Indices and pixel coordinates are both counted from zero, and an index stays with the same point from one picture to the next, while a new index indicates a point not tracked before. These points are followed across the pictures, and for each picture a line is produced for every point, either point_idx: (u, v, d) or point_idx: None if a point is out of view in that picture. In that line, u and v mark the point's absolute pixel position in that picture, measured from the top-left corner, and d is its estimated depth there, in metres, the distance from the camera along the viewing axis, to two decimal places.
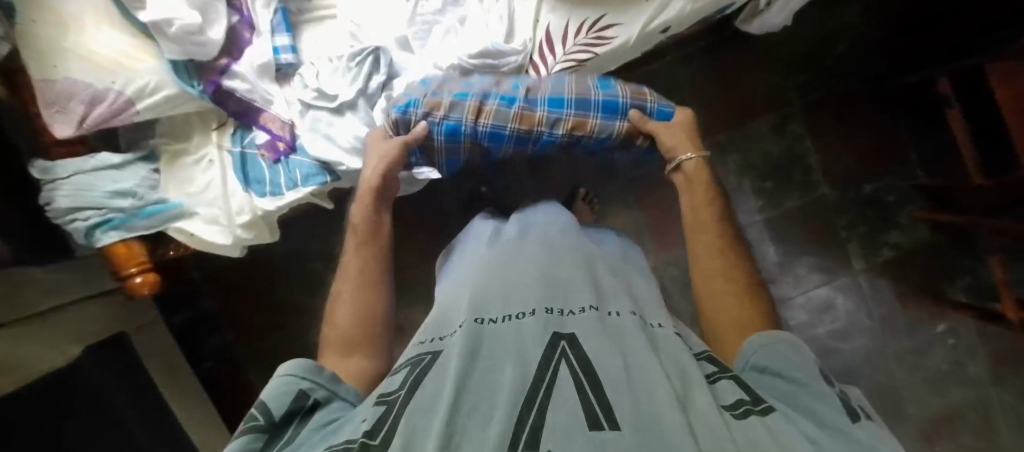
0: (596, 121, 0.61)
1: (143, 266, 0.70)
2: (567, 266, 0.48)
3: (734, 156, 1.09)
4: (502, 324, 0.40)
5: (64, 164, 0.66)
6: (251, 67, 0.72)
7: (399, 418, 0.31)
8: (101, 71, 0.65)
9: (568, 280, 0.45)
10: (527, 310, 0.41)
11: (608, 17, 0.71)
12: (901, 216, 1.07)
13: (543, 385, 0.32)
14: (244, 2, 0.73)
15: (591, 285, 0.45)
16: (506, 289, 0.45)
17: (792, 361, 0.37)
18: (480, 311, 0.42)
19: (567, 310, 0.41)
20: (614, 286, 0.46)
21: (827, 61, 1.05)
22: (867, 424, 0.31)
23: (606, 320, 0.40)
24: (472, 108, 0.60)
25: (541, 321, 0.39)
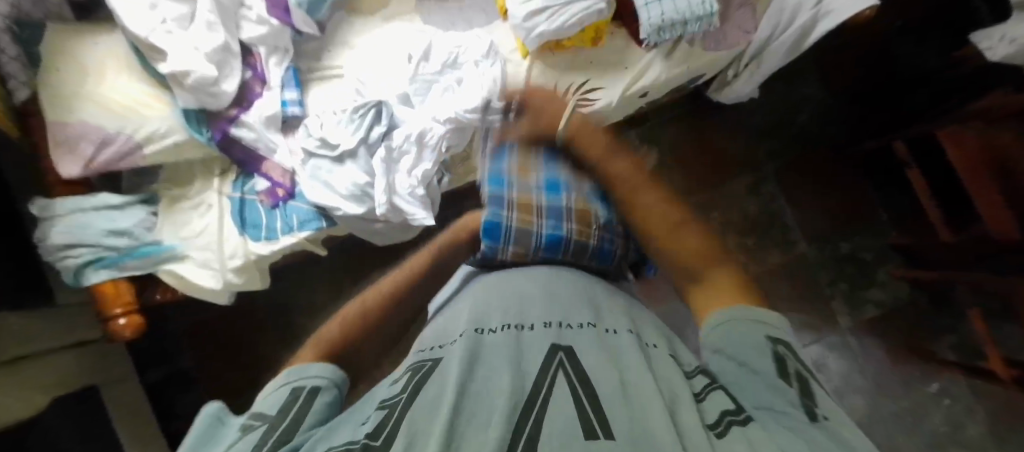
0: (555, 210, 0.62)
1: (130, 307, 0.69)
2: (566, 288, 0.49)
3: (716, 215, 1.14)
4: (501, 332, 0.40)
5: (65, 203, 0.68)
6: (258, 117, 0.75)
7: (401, 419, 0.30)
8: (113, 116, 0.68)
9: (567, 300, 0.46)
10: (527, 323, 0.41)
11: (592, 81, 0.80)
12: (880, 274, 1.11)
13: (541, 398, 0.31)
14: (258, 57, 0.79)
15: (584, 304, 0.46)
16: (508, 303, 0.45)
17: (757, 350, 0.35)
18: (481, 323, 0.42)
19: (567, 323, 0.41)
20: (610, 307, 0.47)
21: (794, 129, 1.14)
22: (828, 422, 0.29)
23: (603, 338, 0.40)
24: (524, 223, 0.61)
25: (540, 335, 0.39)
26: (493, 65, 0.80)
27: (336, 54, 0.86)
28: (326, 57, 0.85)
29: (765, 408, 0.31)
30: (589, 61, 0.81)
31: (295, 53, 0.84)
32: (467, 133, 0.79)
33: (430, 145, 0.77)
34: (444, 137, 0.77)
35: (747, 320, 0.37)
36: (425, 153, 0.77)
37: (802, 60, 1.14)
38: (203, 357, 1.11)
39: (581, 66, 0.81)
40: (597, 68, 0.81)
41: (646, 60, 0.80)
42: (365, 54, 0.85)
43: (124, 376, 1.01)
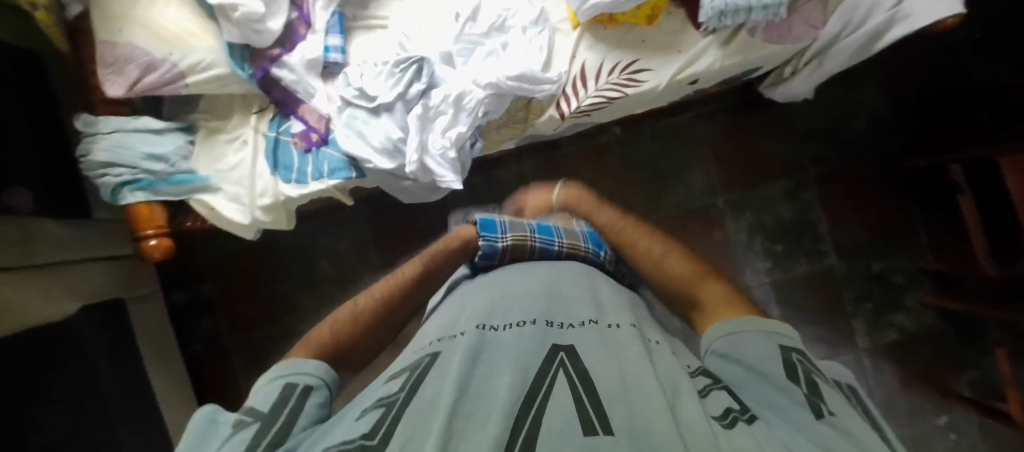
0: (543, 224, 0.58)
1: (161, 230, 0.72)
2: (570, 280, 0.49)
3: (746, 216, 1.10)
4: (503, 330, 0.41)
5: (109, 121, 0.69)
6: (301, 60, 0.75)
7: (399, 419, 0.31)
8: (160, 42, 0.68)
9: (570, 295, 0.46)
10: (529, 320, 0.42)
11: (641, 62, 0.77)
12: (908, 299, 1.07)
13: (541, 396, 0.32)
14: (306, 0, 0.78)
15: (586, 298, 0.46)
16: (510, 297, 0.46)
17: (757, 356, 0.36)
18: (483, 320, 0.43)
19: (567, 323, 0.42)
20: (614, 299, 0.47)
21: (844, 137, 1.09)
22: (831, 418, 0.30)
23: (605, 333, 0.40)
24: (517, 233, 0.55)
25: (540, 332, 0.40)
26: (542, 33, 0.78)
27: (383, 3, 0.84)
28: (373, 5, 0.83)
29: (776, 411, 0.32)
30: (640, 40, 0.77)
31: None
32: (506, 100, 0.77)
33: (467, 108, 0.75)
34: (483, 101, 0.75)
35: (752, 332, 0.38)
36: (461, 116, 0.75)
37: (867, 65, 1.06)
38: (225, 286, 1.15)
39: (632, 44, 0.77)
40: (647, 49, 0.77)
41: (701, 45, 0.76)
42: (412, 8, 0.83)
43: (150, 295, 1.06)
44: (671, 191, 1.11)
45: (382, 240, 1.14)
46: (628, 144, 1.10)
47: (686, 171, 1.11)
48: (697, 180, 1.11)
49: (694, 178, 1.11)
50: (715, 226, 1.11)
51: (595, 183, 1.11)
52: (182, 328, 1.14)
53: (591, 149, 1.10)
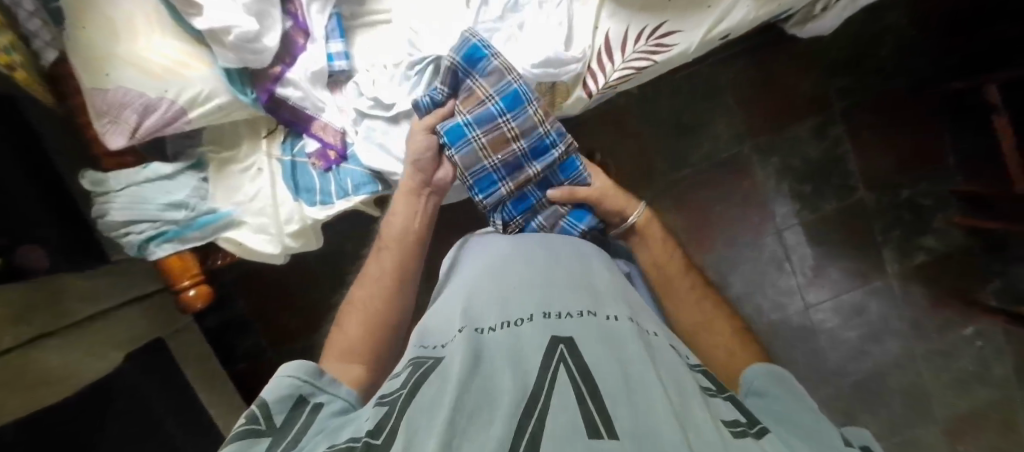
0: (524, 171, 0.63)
1: (197, 278, 0.68)
2: (564, 269, 0.52)
3: (774, 160, 1.08)
4: (500, 329, 0.43)
5: (116, 178, 0.63)
6: (304, 74, 0.68)
7: (401, 421, 0.33)
8: (153, 79, 0.62)
9: (565, 287, 0.48)
10: (526, 316, 0.44)
11: (669, 24, 0.71)
12: (936, 221, 1.09)
13: (544, 392, 0.33)
14: (297, 5, 0.67)
15: (584, 292, 0.48)
16: (506, 294, 0.48)
17: (789, 406, 0.40)
18: (478, 321, 0.45)
19: (564, 314, 0.44)
20: (611, 290, 0.49)
21: (871, 64, 1.03)
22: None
23: (603, 325, 0.42)
24: (500, 154, 0.63)
25: (540, 328, 0.41)
26: (559, 7, 0.72)
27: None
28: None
29: (785, 427, 0.37)
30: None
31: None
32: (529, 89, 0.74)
33: None
34: None
35: (778, 379, 0.44)
36: None
37: None
38: (258, 303, 1.14)
39: (657, 5, 0.71)
40: (676, 9, 0.71)
41: None
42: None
43: (187, 326, 1.05)
44: (695, 145, 1.08)
45: None
46: (648, 101, 1.06)
47: (709, 122, 1.07)
48: (721, 130, 1.07)
49: (718, 128, 1.07)
50: (742, 175, 1.09)
51: (617, 147, 1.07)
52: (224, 349, 1.14)
53: (610, 113, 1.06)
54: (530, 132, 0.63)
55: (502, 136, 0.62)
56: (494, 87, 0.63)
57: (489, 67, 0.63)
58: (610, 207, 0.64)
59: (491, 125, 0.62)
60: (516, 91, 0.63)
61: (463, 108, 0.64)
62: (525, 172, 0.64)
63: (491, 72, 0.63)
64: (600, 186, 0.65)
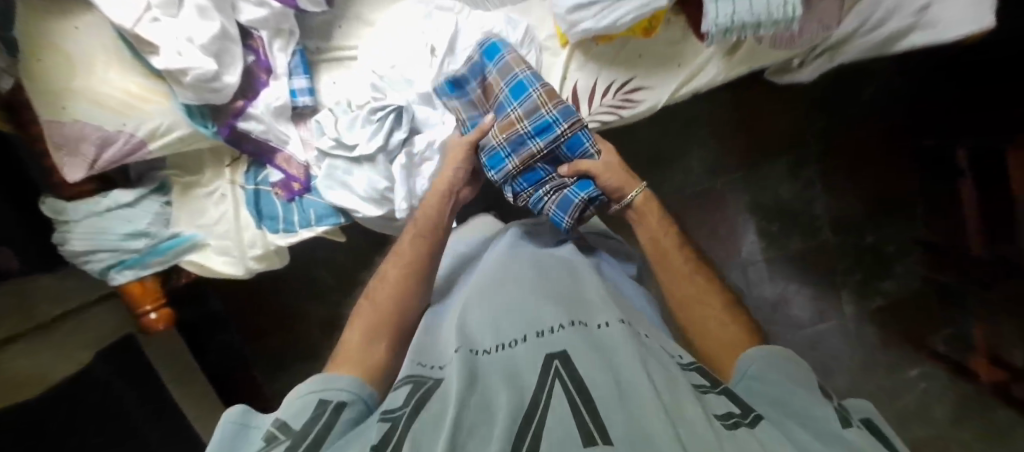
0: (531, 147, 0.64)
1: (158, 303, 0.71)
2: (554, 288, 0.52)
3: (745, 197, 1.09)
4: (496, 352, 0.43)
5: (77, 208, 0.64)
6: (267, 109, 0.68)
7: (404, 435, 0.33)
8: (111, 113, 0.62)
9: (555, 302, 0.49)
10: (520, 337, 0.44)
11: (637, 80, 0.71)
12: (896, 266, 1.11)
13: (539, 408, 0.34)
14: (261, 42, 0.67)
15: (571, 305, 0.49)
16: (500, 315, 0.49)
17: (786, 389, 0.40)
18: (473, 343, 0.45)
19: (552, 328, 0.44)
20: (598, 300, 0.50)
21: (850, 109, 1.04)
22: (857, 430, 0.34)
23: (594, 336, 0.43)
24: (507, 132, 0.64)
25: (534, 346, 0.42)
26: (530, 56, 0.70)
27: (349, 31, 0.74)
28: (338, 34, 0.74)
29: (784, 411, 0.38)
30: (638, 54, 0.70)
31: (301, 29, 0.72)
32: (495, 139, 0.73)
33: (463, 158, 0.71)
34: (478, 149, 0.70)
35: (780, 357, 0.44)
36: None
37: None
38: (232, 299, 1.17)
39: (627, 61, 0.70)
40: (646, 64, 0.71)
41: (704, 56, 0.70)
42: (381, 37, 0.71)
43: None
44: (668, 177, 1.08)
45: (380, 246, 1.14)
46: (624, 132, 1.06)
47: (683, 156, 1.07)
48: (695, 164, 1.07)
49: (692, 162, 1.07)
50: (712, 210, 1.10)
51: None
52: None
53: None
54: (534, 112, 0.64)
55: (510, 120, 0.64)
56: (505, 80, 0.65)
57: (503, 59, 0.65)
58: (617, 185, 0.65)
59: (501, 114, 0.65)
60: (522, 81, 0.64)
61: (482, 102, 0.67)
62: (532, 148, 0.64)
63: (503, 64, 0.65)
64: (607, 162, 0.65)
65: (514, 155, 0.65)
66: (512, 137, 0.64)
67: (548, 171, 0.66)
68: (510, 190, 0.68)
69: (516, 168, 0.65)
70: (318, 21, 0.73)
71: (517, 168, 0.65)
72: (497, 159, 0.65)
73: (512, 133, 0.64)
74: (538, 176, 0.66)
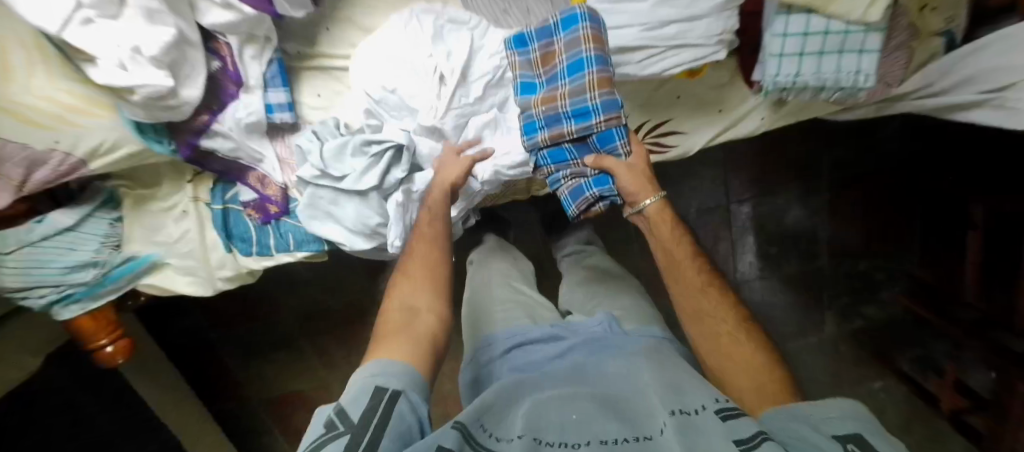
0: (566, 127, 0.53)
1: (116, 335, 0.64)
2: (619, 392, 0.45)
3: (750, 219, 1.05)
4: (560, 448, 0.36)
5: (6, 238, 0.53)
6: (236, 126, 0.56)
7: None
8: (37, 128, 0.49)
9: (620, 406, 0.42)
10: (584, 439, 0.37)
11: (671, 123, 0.63)
12: (882, 294, 1.13)
13: None
14: (228, 48, 0.55)
15: (626, 403, 0.42)
16: (559, 409, 0.41)
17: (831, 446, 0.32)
18: (536, 432, 0.38)
19: (618, 436, 0.37)
20: (648, 390, 0.43)
21: (870, 138, 1.00)
22: None
23: (651, 443, 0.36)
24: (548, 105, 0.53)
25: (597, 449, 0.35)
26: None
27: (339, 35, 0.62)
28: (325, 38, 0.62)
29: None
30: (676, 96, 0.61)
31: (280, 30, 0.61)
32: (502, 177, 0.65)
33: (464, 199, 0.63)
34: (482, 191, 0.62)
35: (844, 414, 0.35)
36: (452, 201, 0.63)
37: None
38: None
39: (663, 101, 0.61)
40: (684, 106, 0.62)
41: (750, 104, 0.61)
42: (375, 47, 0.59)
43: None
44: (675, 194, 1.01)
45: None
46: None
47: (694, 172, 1.00)
48: (705, 181, 1.01)
49: (702, 179, 1.01)
50: (716, 229, 1.05)
51: None
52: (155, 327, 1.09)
53: None
54: (580, 95, 0.51)
55: (555, 93, 0.53)
56: (568, 53, 0.51)
57: (576, 32, 0.50)
58: (632, 191, 0.55)
59: (552, 84, 0.53)
60: (583, 60, 0.49)
61: (539, 66, 0.54)
62: (566, 130, 0.53)
63: (574, 37, 0.50)
64: (632, 164, 0.55)
65: (545, 130, 0.54)
66: (553, 111, 0.53)
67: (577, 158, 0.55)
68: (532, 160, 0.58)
69: (543, 143, 0.55)
70: (301, 22, 0.61)
71: (546, 144, 0.55)
72: (530, 128, 0.55)
73: (554, 109, 0.53)
74: (563, 158, 0.55)
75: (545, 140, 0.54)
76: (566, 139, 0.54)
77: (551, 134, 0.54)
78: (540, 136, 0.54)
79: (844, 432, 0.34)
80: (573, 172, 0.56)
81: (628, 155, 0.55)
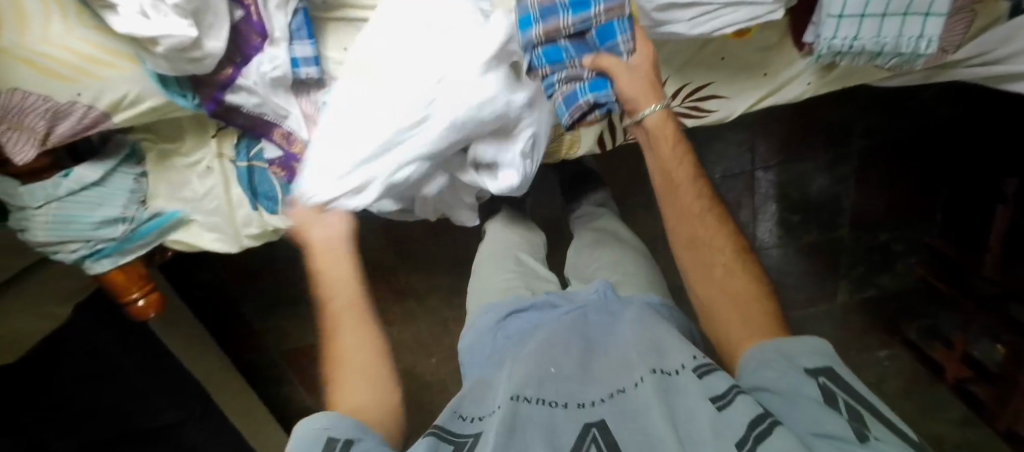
0: (564, 20, 0.49)
1: (147, 289, 0.64)
2: (600, 348, 0.49)
3: (773, 186, 1.03)
4: (537, 405, 0.42)
5: (32, 191, 0.53)
6: (261, 81, 0.54)
7: None
8: (59, 79, 0.48)
9: (602, 364, 0.46)
10: (562, 399, 0.43)
11: (714, 86, 0.60)
12: (898, 264, 1.12)
13: None
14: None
15: (610, 362, 0.46)
16: (542, 362, 0.46)
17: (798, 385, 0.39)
18: (517, 388, 0.43)
19: (591, 398, 0.42)
20: (624, 343, 0.47)
21: (910, 105, 0.95)
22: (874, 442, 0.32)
23: (625, 398, 0.41)
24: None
25: (572, 413, 0.41)
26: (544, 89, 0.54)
27: None
28: None
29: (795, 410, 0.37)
30: (720, 57, 0.58)
31: None
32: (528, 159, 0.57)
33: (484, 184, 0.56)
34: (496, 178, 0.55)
35: (802, 348, 0.42)
36: None
37: None
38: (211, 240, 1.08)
39: (706, 63, 0.58)
40: (728, 69, 0.59)
41: (797, 69, 0.58)
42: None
43: None
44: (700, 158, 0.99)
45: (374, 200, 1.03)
46: None
47: (721, 137, 0.97)
48: (732, 147, 0.98)
49: (729, 145, 0.98)
50: (738, 196, 1.04)
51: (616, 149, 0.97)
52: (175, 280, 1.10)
53: None
54: None
55: None
56: None
57: None
58: (631, 96, 0.51)
59: None
60: None
61: None
62: (563, 24, 0.50)
63: None
64: (636, 65, 0.51)
65: (539, 25, 0.50)
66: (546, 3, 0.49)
67: (573, 57, 0.51)
68: (525, 69, 0.54)
69: (537, 41, 0.50)
70: None
71: (540, 41, 0.50)
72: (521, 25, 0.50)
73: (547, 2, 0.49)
74: (558, 58, 0.51)
75: (540, 35, 0.50)
76: (562, 33, 0.50)
77: (546, 31, 0.50)
78: (533, 32, 0.50)
79: (812, 366, 0.40)
80: (570, 75, 0.51)
81: (630, 55, 0.51)
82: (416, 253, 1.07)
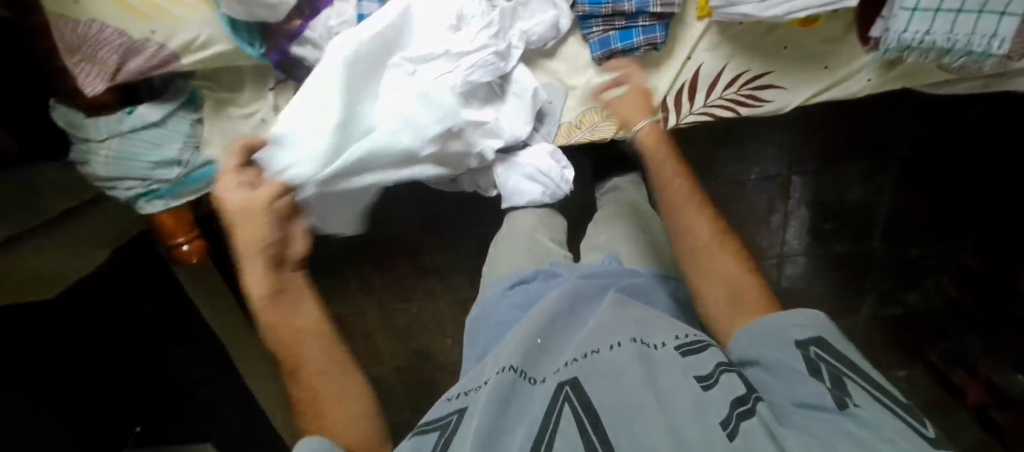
0: None
1: (193, 236, 0.65)
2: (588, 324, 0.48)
3: (807, 192, 1.02)
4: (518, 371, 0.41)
5: (98, 124, 0.54)
6: (327, 34, 0.56)
7: None
8: (135, 15, 0.49)
9: (587, 334, 0.46)
10: (541, 375, 0.42)
11: (771, 76, 0.60)
12: (927, 282, 1.10)
13: (551, 432, 0.34)
14: None
15: (590, 330, 0.45)
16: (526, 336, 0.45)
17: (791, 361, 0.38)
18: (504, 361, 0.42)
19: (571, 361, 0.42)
20: (609, 315, 0.46)
21: (955, 118, 0.94)
22: (862, 409, 0.33)
23: (603, 359, 0.40)
24: None
25: (550, 381, 0.40)
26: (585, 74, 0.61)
27: None
28: None
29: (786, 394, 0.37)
30: (783, 46, 0.58)
31: None
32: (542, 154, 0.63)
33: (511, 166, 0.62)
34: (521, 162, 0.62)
35: (789, 322, 0.41)
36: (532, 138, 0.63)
37: None
38: None
39: (768, 51, 0.58)
40: (789, 59, 0.59)
41: (858, 64, 0.58)
42: None
43: None
44: (738, 155, 0.99)
45: None
46: None
47: (761, 138, 0.97)
48: (771, 148, 0.98)
49: (767, 146, 0.98)
50: (771, 199, 1.03)
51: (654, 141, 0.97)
52: None
53: None
54: None
55: None
56: None
57: None
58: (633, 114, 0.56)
59: None
60: None
61: None
62: None
63: None
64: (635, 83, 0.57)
65: None
66: None
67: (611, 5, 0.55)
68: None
69: None
70: None
71: None
72: None
73: None
74: (598, 2, 0.55)
75: None
76: None
77: None
78: None
79: (802, 338, 0.40)
80: (606, 19, 0.57)
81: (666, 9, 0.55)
82: (443, 230, 1.08)
